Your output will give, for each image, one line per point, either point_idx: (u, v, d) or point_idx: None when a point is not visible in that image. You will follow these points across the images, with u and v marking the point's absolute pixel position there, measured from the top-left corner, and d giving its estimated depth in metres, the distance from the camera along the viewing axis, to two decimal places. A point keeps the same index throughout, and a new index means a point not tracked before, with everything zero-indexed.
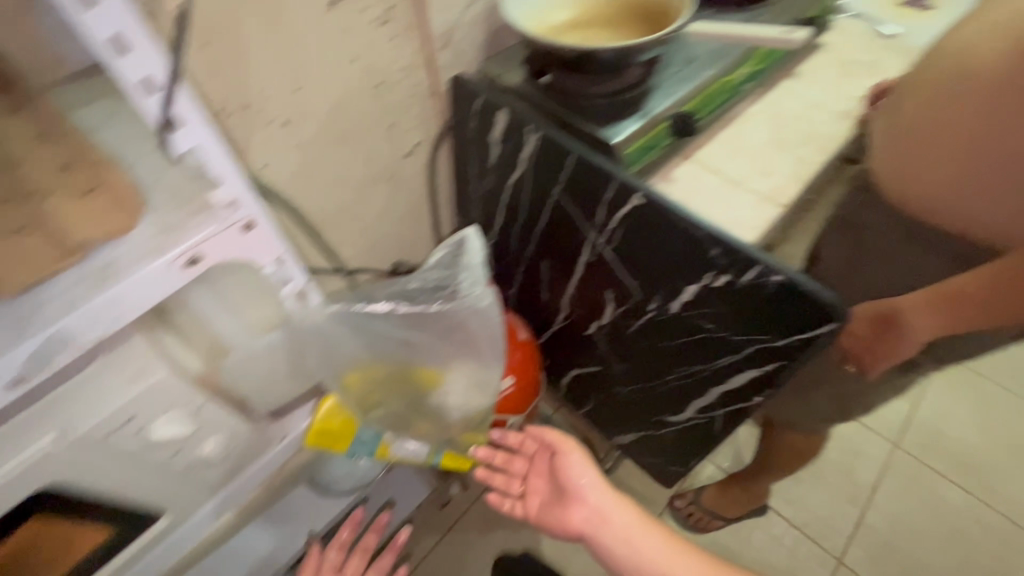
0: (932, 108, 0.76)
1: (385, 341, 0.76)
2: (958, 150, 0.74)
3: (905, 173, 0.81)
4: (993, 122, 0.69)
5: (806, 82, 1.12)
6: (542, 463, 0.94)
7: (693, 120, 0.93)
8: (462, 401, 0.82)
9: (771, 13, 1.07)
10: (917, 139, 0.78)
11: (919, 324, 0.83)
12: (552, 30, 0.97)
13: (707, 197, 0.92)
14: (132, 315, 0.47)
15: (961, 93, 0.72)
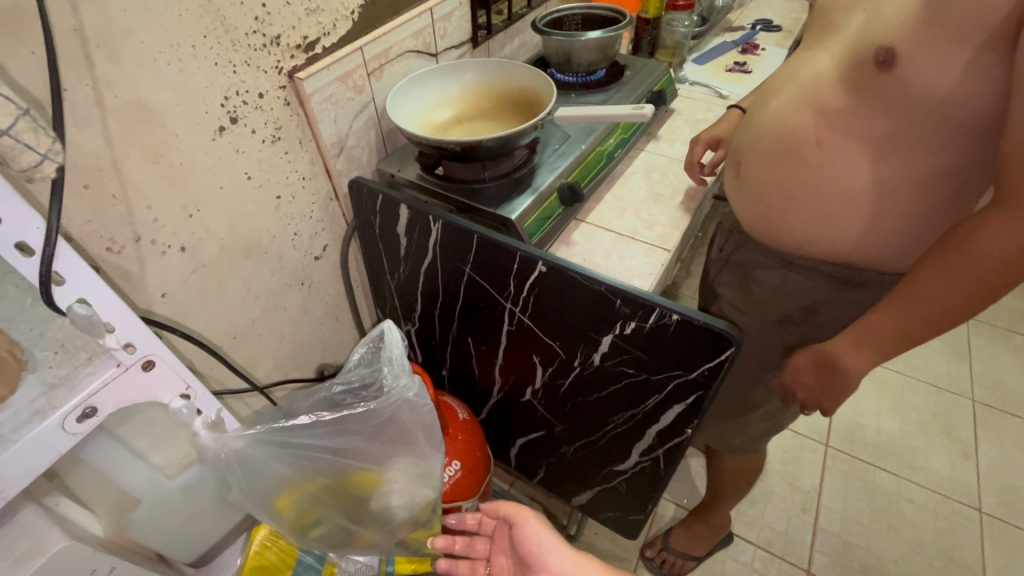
0: (774, 167, 0.88)
1: (313, 454, 0.72)
2: (805, 197, 0.85)
3: (770, 222, 0.92)
4: (824, 172, 0.82)
5: (666, 143, 1.30)
6: (503, 539, 0.91)
7: (579, 187, 1.03)
8: (406, 501, 0.77)
9: (624, 92, 1.25)
10: (772, 192, 0.90)
11: (856, 365, 0.81)
12: (440, 129, 1.06)
13: (605, 254, 1.02)
14: (16, 485, 0.45)
15: (793, 152, 0.85)
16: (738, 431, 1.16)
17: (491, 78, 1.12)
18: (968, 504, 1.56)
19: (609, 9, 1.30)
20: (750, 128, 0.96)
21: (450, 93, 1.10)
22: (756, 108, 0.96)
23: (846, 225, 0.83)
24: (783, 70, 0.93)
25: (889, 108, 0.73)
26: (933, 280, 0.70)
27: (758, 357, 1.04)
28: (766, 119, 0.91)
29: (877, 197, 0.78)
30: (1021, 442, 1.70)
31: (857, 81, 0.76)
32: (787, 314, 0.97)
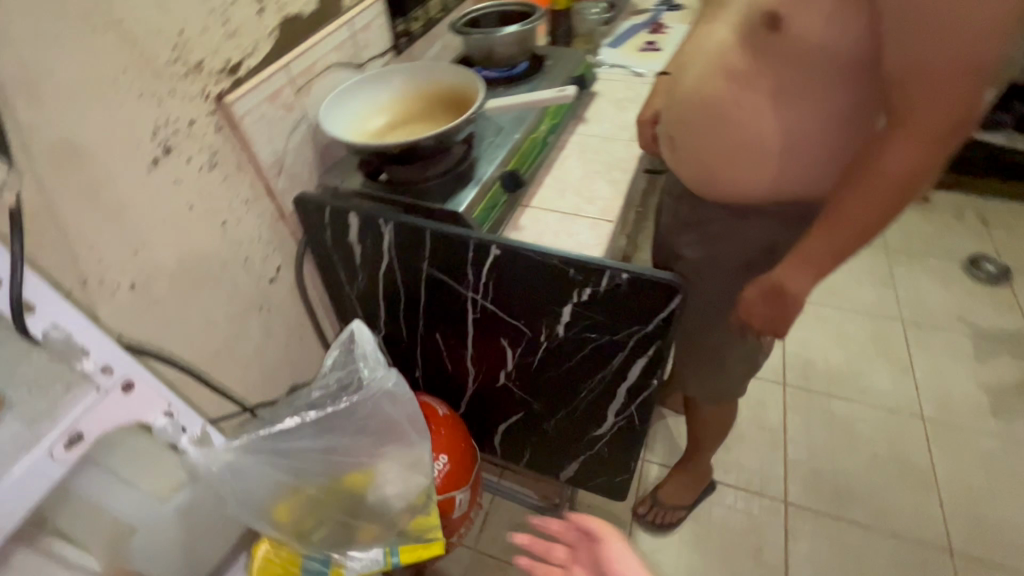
0: (696, 125, 0.96)
1: (304, 458, 0.73)
2: (734, 153, 0.93)
3: (707, 179, 1.00)
4: (743, 127, 0.90)
5: (594, 124, 1.37)
6: (584, 554, 0.89)
7: (519, 176, 1.09)
8: (401, 491, 0.79)
9: (547, 80, 1.32)
10: (699, 148, 0.98)
11: (798, 288, 0.89)
12: (376, 134, 1.07)
13: (553, 233, 1.07)
14: (18, 514, 0.48)
15: (709, 109, 0.93)
16: (704, 376, 1.25)
17: (417, 80, 1.15)
18: (912, 414, 1.72)
19: (521, 4, 1.37)
20: (671, 98, 1.04)
21: (379, 100, 1.12)
22: (673, 80, 1.04)
23: (774, 170, 0.91)
24: (687, 42, 1.01)
25: (784, 58, 0.81)
26: (853, 198, 0.78)
27: (712, 301, 1.13)
28: (682, 89, 0.99)
29: (793, 140, 0.87)
30: (948, 351, 1.88)
31: (752, 38, 0.84)
32: (733, 257, 1.06)
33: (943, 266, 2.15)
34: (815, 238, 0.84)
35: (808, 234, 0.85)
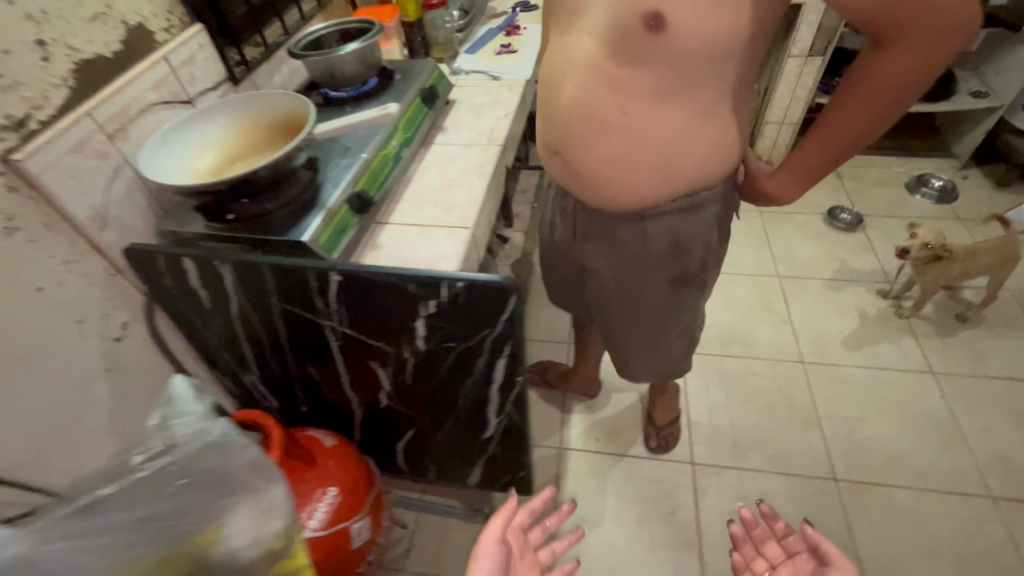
0: (596, 139, 1.00)
1: (126, 531, 0.67)
2: (642, 155, 0.98)
3: (619, 190, 1.04)
4: (644, 130, 0.95)
5: (452, 132, 1.39)
6: (805, 564, 1.02)
7: (368, 196, 1.08)
8: (257, 538, 0.74)
9: (395, 95, 1.32)
10: (607, 161, 1.01)
11: (791, 192, 1.01)
12: (213, 170, 1.04)
13: (412, 247, 1.08)
14: None
15: (605, 124, 0.97)
16: (644, 352, 1.35)
17: (250, 109, 1.13)
18: (794, 360, 1.88)
19: (360, 21, 1.36)
20: (552, 120, 1.07)
21: (212, 135, 1.08)
22: (547, 103, 1.06)
23: (682, 162, 0.98)
24: (547, 65, 1.05)
25: (673, 59, 0.87)
26: (848, 109, 0.86)
27: (637, 290, 1.21)
28: (565, 108, 1.02)
29: (695, 130, 0.94)
30: (820, 297, 2.07)
31: (630, 48, 0.89)
32: (658, 251, 1.13)
33: (810, 221, 2.36)
34: (812, 147, 0.94)
35: (807, 142, 0.95)
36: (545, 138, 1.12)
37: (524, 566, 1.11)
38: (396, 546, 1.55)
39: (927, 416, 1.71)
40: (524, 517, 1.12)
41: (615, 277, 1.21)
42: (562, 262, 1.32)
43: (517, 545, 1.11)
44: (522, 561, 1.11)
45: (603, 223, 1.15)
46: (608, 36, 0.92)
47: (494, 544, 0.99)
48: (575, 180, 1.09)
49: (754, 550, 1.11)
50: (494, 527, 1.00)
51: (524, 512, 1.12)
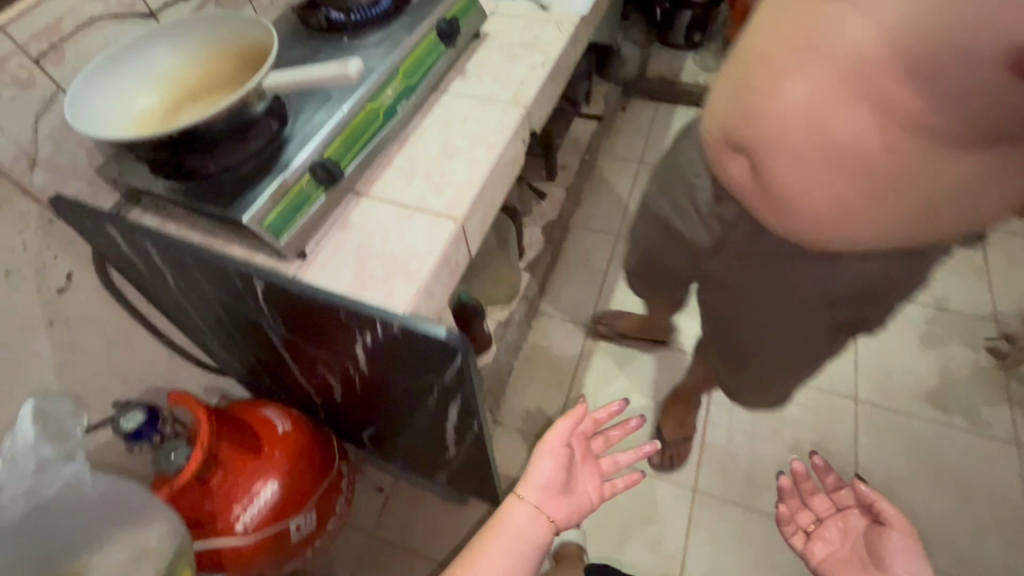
0: (826, 165, 0.78)
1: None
2: (876, 201, 0.78)
3: (818, 229, 0.85)
4: (901, 177, 0.75)
5: (473, 81, 1.13)
6: (852, 521, 0.95)
7: (338, 165, 0.88)
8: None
9: (404, 26, 1.06)
10: (825, 192, 0.81)
11: None
12: (154, 116, 0.86)
13: (386, 232, 0.89)
14: None
15: (852, 153, 0.75)
16: (750, 380, 1.22)
17: (213, 36, 0.92)
18: (846, 395, 1.61)
19: None
20: (755, 116, 0.83)
21: (161, 68, 0.89)
22: (758, 93, 0.82)
23: (926, 219, 0.79)
24: (776, 45, 0.79)
25: (1008, 112, 0.65)
26: None
27: (781, 326, 1.05)
28: (789, 113, 0.78)
29: (960, 193, 0.75)
30: (901, 324, 1.73)
31: (946, 74, 0.65)
32: (825, 297, 0.96)
33: None
34: None
35: None
36: (731, 129, 0.88)
37: (588, 474, 1.00)
38: (367, 506, 1.54)
39: (994, 495, 1.43)
40: (597, 419, 1.05)
41: (757, 302, 1.05)
42: (680, 261, 1.15)
43: (581, 456, 1.00)
44: (590, 464, 1.01)
45: (766, 251, 0.96)
46: (907, 41, 0.67)
47: (551, 450, 0.94)
48: (757, 193, 0.89)
49: (801, 504, 1.02)
50: (563, 427, 0.95)
51: (606, 412, 1.05)
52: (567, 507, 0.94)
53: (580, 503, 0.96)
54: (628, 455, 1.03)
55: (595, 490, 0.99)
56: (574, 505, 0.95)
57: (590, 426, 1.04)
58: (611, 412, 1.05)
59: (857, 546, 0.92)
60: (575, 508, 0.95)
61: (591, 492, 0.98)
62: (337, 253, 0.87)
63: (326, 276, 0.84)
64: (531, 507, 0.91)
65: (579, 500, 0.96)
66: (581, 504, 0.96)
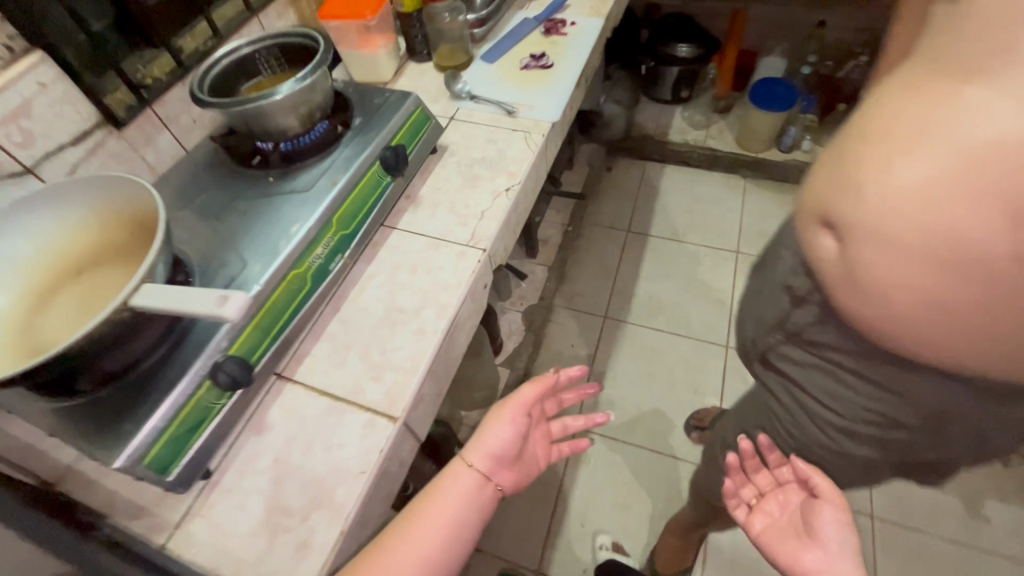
0: (950, 271, 0.55)
1: None
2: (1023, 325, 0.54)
3: (927, 352, 0.60)
4: None
5: (426, 211, 0.98)
6: (794, 492, 0.81)
7: (247, 362, 0.72)
8: None
9: (342, 160, 0.90)
10: (942, 303, 0.56)
11: None
12: (16, 311, 0.71)
13: (308, 438, 0.73)
14: None
15: (993, 261, 0.52)
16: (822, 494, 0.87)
17: (102, 210, 0.77)
18: (859, 510, 1.45)
19: (303, 35, 0.93)
20: (855, 189, 0.59)
21: (34, 245, 0.74)
22: (864, 161, 0.59)
23: None
24: (902, 111, 0.57)
25: None
26: None
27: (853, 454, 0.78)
28: (912, 193, 0.55)
29: None
30: None
31: None
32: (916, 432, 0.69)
33: None
34: None
35: None
36: (824, 202, 0.63)
37: (540, 444, 0.87)
38: None
39: None
40: (563, 382, 0.91)
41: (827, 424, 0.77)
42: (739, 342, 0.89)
43: (536, 424, 0.88)
44: (544, 432, 0.88)
45: (832, 358, 0.70)
46: None
47: (512, 417, 0.82)
48: (844, 281, 0.63)
49: (745, 479, 0.86)
50: (529, 391, 0.83)
51: (564, 373, 0.91)
52: (508, 475, 0.81)
53: (523, 469, 0.83)
54: (579, 421, 0.91)
55: (544, 457, 0.87)
56: (521, 470, 0.83)
57: (552, 398, 0.91)
58: (573, 379, 0.92)
59: (797, 518, 0.76)
60: (517, 476, 0.82)
61: (538, 457, 0.87)
62: (249, 474, 0.71)
63: (232, 512, 0.68)
64: (478, 473, 0.77)
65: (526, 464, 0.84)
66: (527, 471, 0.84)
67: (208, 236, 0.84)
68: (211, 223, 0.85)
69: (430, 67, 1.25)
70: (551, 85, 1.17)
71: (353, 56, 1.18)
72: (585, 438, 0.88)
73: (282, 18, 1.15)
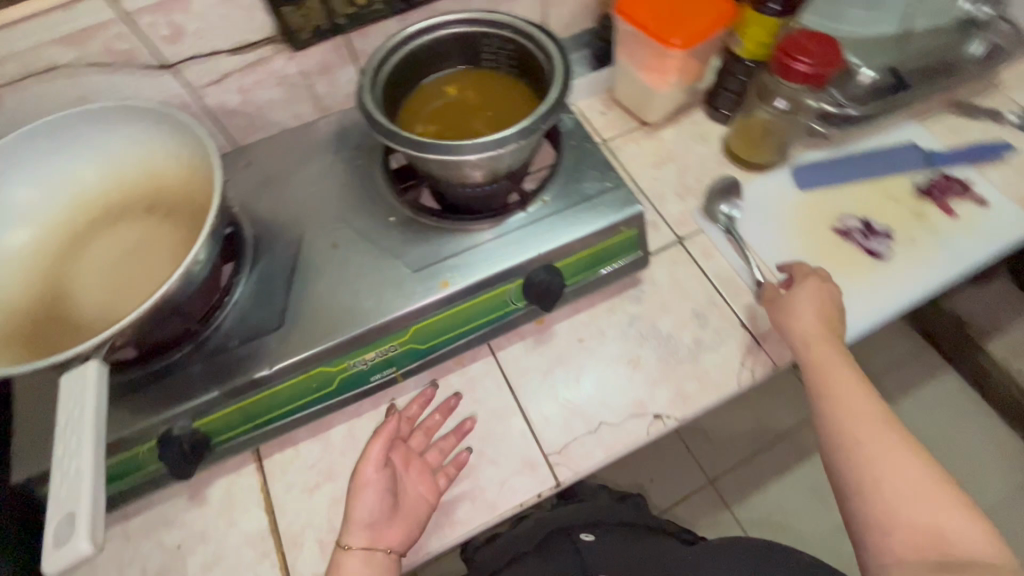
0: None
1: None
2: None
3: None
4: None
5: (542, 360, 0.70)
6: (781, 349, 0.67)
7: (206, 441, 0.58)
8: None
9: (474, 257, 0.63)
10: None
11: None
12: (75, 222, 0.62)
13: (220, 553, 0.60)
14: None
15: None
16: None
17: (195, 153, 0.62)
18: None
19: (550, 58, 0.61)
20: None
21: (126, 154, 0.63)
22: None
23: None
24: None
25: None
26: None
27: None
28: None
29: None
30: None
31: None
32: None
33: None
34: None
35: None
36: None
37: (417, 478, 0.61)
38: None
39: None
40: (420, 411, 0.66)
41: None
42: None
43: (404, 458, 0.62)
44: (421, 464, 0.62)
45: None
46: None
47: (373, 481, 0.57)
48: None
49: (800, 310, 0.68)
50: (376, 448, 0.58)
51: (416, 401, 0.66)
52: (403, 530, 0.57)
53: (413, 510, 0.59)
54: (434, 418, 0.66)
55: (432, 490, 0.61)
56: (409, 513, 0.59)
57: (418, 425, 0.65)
58: (426, 397, 0.66)
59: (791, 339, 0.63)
60: (411, 524, 0.58)
61: (428, 493, 0.61)
62: (151, 541, 0.61)
63: (110, 570, 0.59)
64: (365, 554, 0.55)
65: (410, 505, 0.59)
66: (419, 511, 0.59)
67: (284, 246, 0.66)
68: (301, 230, 0.67)
69: (716, 138, 0.84)
70: (844, 290, 0.71)
71: (628, 73, 0.81)
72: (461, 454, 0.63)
73: None
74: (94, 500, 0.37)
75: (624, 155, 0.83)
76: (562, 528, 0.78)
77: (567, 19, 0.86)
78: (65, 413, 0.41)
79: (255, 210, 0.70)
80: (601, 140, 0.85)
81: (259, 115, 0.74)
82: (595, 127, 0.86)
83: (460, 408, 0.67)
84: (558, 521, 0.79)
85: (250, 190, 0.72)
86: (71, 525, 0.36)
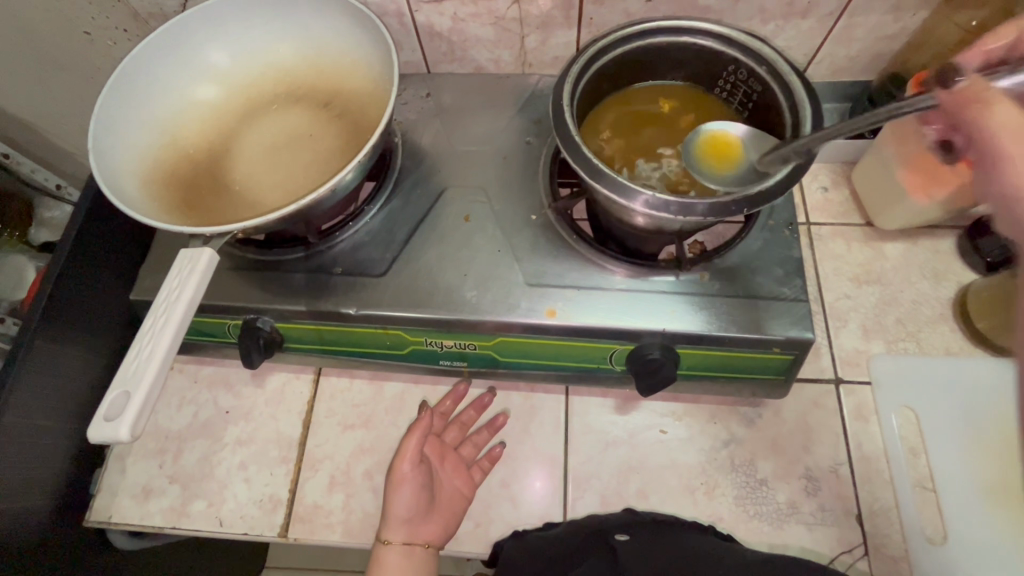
0: None
1: None
2: None
3: None
4: None
5: (613, 427, 0.63)
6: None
7: (281, 340, 0.61)
8: None
9: (594, 300, 0.56)
10: None
11: None
12: (264, 89, 0.65)
13: (255, 437, 0.65)
14: None
15: None
16: None
17: (385, 69, 0.60)
18: None
19: (795, 126, 0.48)
20: None
21: (329, 46, 0.63)
22: None
23: None
24: None
25: None
26: None
27: None
28: None
29: None
30: None
31: None
32: None
33: None
34: None
35: None
36: None
37: (451, 473, 0.60)
38: None
39: None
40: (453, 406, 0.64)
41: None
42: None
43: (439, 452, 0.61)
44: (456, 458, 0.61)
45: None
46: None
47: (410, 477, 0.57)
48: None
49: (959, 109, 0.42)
50: (411, 444, 0.59)
51: (448, 397, 0.64)
52: (441, 526, 0.58)
53: (449, 506, 0.59)
54: (468, 412, 0.64)
55: (468, 484, 0.60)
56: (447, 507, 0.59)
57: (452, 419, 0.64)
58: (457, 395, 0.64)
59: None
60: (447, 520, 0.58)
61: (464, 487, 0.60)
62: (210, 394, 0.67)
63: (173, 400, 0.67)
64: (405, 548, 0.57)
65: (447, 499, 0.59)
66: (456, 506, 0.59)
67: (420, 194, 0.63)
68: (443, 186, 0.63)
69: (951, 283, 0.66)
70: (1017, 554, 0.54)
71: (885, 161, 0.65)
72: (496, 445, 0.62)
73: (890, 18, 0.63)
74: (147, 394, 0.38)
75: (823, 251, 0.69)
76: (598, 530, 0.54)
77: (843, 62, 0.69)
78: (164, 291, 0.43)
79: (414, 142, 0.67)
80: (805, 220, 0.71)
81: (462, 46, 0.70)
82: (806, 202, 0.72)
83: (492, 404, 0.65)
84: (597, 523, 0.55)
85: (418, 120, 0.69)
86: (120, 406, 0.37)
